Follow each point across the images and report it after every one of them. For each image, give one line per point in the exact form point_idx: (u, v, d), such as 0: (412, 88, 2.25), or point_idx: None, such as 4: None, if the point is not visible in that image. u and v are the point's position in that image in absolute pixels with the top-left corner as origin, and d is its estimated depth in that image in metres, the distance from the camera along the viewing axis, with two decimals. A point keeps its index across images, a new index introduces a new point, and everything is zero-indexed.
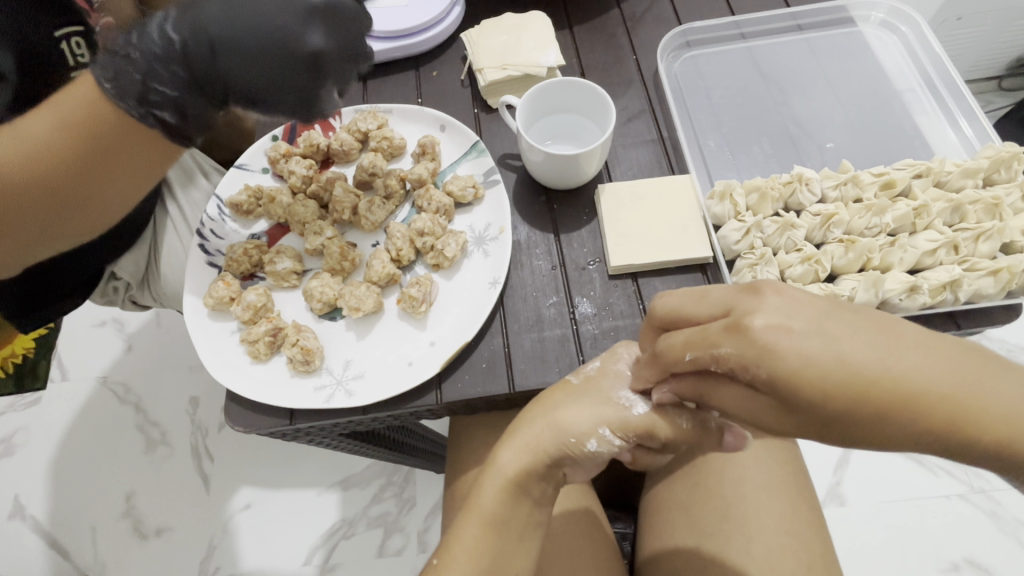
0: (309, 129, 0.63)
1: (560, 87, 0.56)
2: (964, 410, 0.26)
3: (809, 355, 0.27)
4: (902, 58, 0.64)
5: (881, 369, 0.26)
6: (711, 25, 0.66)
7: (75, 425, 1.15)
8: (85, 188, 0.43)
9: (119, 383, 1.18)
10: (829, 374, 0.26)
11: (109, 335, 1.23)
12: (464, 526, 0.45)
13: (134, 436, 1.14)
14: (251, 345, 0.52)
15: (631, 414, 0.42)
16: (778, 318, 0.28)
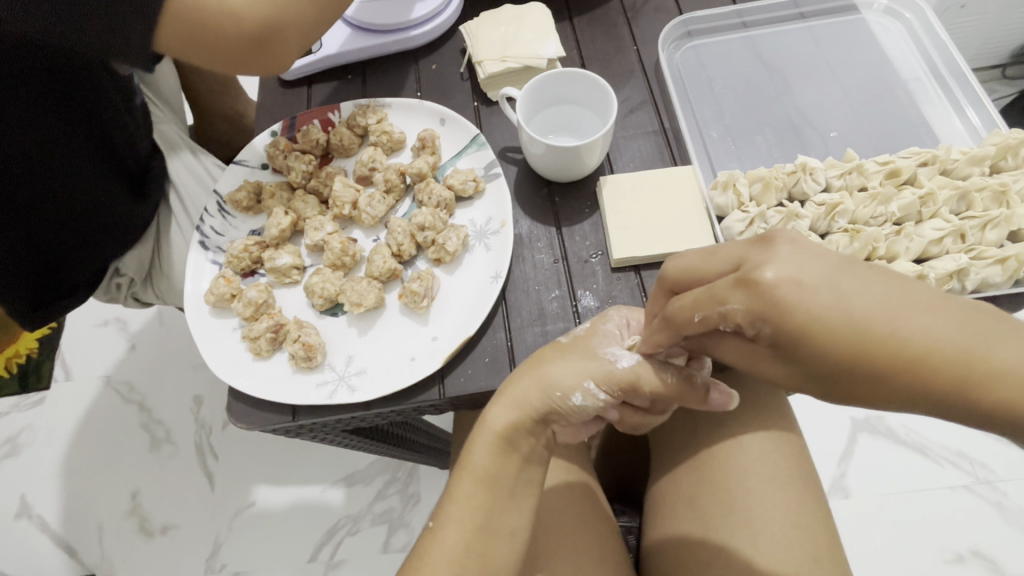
0: (308, 124, 0.62)
1: (562, 78, 0.55)
2: (970, 366, 0.26)
3: (815, 307, 0.27)
4: (905, 46, 0.63)
5: (880, 320, 0.27)
6: (712, 14, 0.66)
7: (80, 425, 1.15)
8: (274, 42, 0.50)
9: (123, 382, 1.19)
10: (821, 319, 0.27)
11: (112, 334, 1.23)
12: (458, 486, 0.45)
13: (139, 434, 1.14)
14: (252, 342, 0.52)
15: (615, 367, 0.42)
16: (790, 270, 0.28)
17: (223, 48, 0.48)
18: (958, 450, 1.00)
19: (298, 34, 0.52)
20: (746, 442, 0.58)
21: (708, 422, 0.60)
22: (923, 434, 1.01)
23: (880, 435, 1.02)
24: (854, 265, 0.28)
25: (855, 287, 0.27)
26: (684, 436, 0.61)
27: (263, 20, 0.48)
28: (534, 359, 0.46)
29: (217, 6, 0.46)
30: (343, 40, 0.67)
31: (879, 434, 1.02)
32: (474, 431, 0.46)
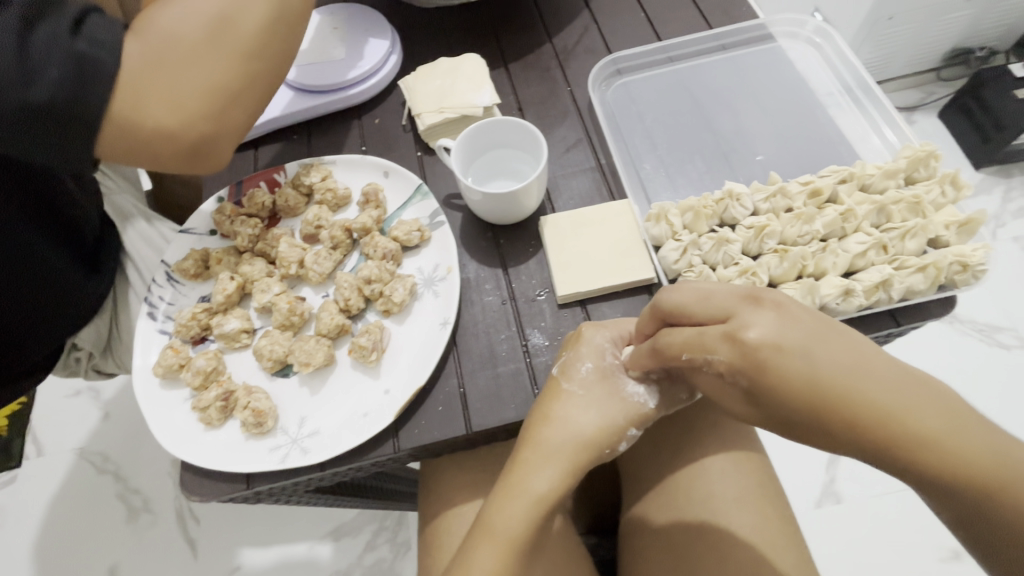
0: (255, 187, 0.63)
1: (508, 124, 0.56)
2: (908, 430, 0.32)
3: (791, 367, 0.34)
4: (819, 69, 0.67)
5: (831, 377, 0.33)
6: (639, 52, 0.69)
7: (53, 502, 1.11)
8: (216, 137, 0.51)
9: (95, 453, 1.15)
10: (733, 345, 0.36)
11: (85, 404, 1.20)
12: (480, 550, 0.44)
13: (114, 505, 1.11)
14: (203, 412, 0.51)
15: (647, 408, 0.47)
16: (770, 333, 0.35)
17: (157, 156, 0.49)
18: None
19: (233, 134, 0.52)
20: (708, 464, 0.58)
21: (672, 448, 0.61)
22: None
23: None
24: (824, 331, 0.35)
25: (822, 344, 0.34)
26: (650, 463, 0.63)
27: (198, 135, 0.49)
28: (546, 407, 0.47)
29: (149, 125, 0.46)
30: (286, 102, 0.69)
31: None
32: (508, 491, 0.46)
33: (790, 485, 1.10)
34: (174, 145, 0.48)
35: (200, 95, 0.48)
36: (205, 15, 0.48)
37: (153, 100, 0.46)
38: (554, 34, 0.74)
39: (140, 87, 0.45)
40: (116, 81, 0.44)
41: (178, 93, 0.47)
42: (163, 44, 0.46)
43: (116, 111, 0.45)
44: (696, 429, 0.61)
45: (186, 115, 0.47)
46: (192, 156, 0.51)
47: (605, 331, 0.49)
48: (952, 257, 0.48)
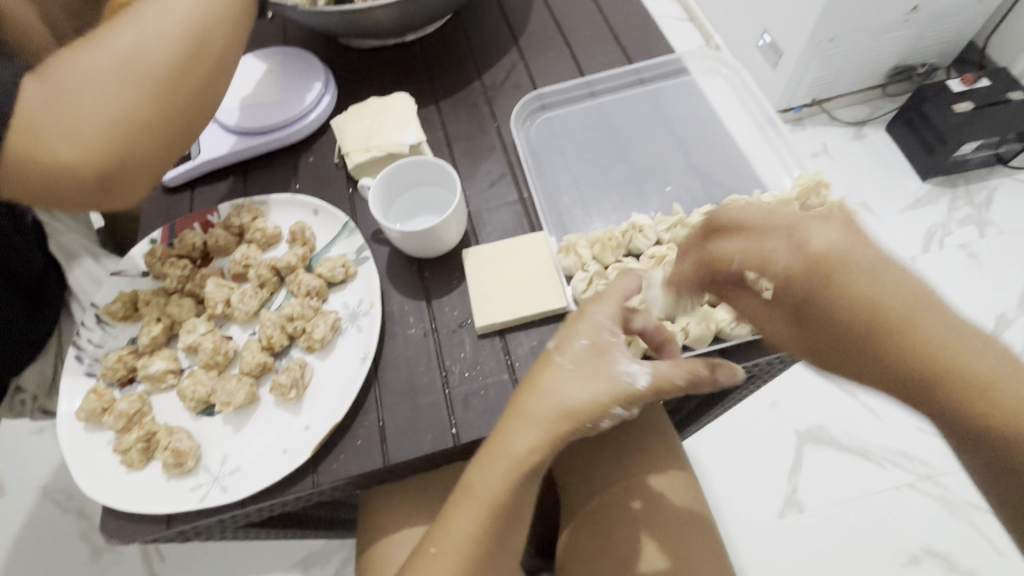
0: (187, 229, 0.65)
1: (430, 164, 0.59)
2: (953, 363, 0.33)
3: (847, 280, 0.36)
4: (729, 99, 0.71)
5: (892, 302, 0.35)
6: (561, 88, 0.73)
7: (18, 541, 1.14)
8: (127, 171, 0.51)
9: (60, 491, 1.18)
10: (788, 240, 0.38)
11: (49, 441, 1.24)
12: (458, 511, 0.46)
13: (79, 545, 1.13)
14: (124, 454, 0.52)
15: (636, 386, 0.44)
16: (835, 247, 0.36)
17: (66, 190, 0.49)
18: (900, 450, 1.13)
19: (146, 168, 0.52)
20: (636, 487, 0.63)
21: (603, 475, 0.65)
22: (863, 438, 1.15)
23: (825, 444, 1.16)
24: (890, 267, 0.36)
25: (886, 266, 0.36)
26: (580, 485, 0.66)
27: (105, 164, 0.49)
28: (535, 378, 0.47)
29: (51, 162, 0.46)
30: (220, 144, 0.71)
31: (823, 442, 1.16)
32: (484, 457, 0.46)
33: (751, 497, 1.12)
34: (83, 181, 0.48)
35: (107, 128, 0.48)
36: (113, 53, 0.49)
37: (57, 136, 0.46)
38: (484, 71, 0.78)
39: (43, 125, 0.46)
40: (13, 116, 0.45)
41: (81, 125, 0.47)
42: (69, 81, 0.47)
43: (15, 145, 0.45)
44: (625, 456, 0.66)
45: (89, 146, 0.47)
46: (104, 191, 0.51)
47: (604, 309, 0.48)
48: None
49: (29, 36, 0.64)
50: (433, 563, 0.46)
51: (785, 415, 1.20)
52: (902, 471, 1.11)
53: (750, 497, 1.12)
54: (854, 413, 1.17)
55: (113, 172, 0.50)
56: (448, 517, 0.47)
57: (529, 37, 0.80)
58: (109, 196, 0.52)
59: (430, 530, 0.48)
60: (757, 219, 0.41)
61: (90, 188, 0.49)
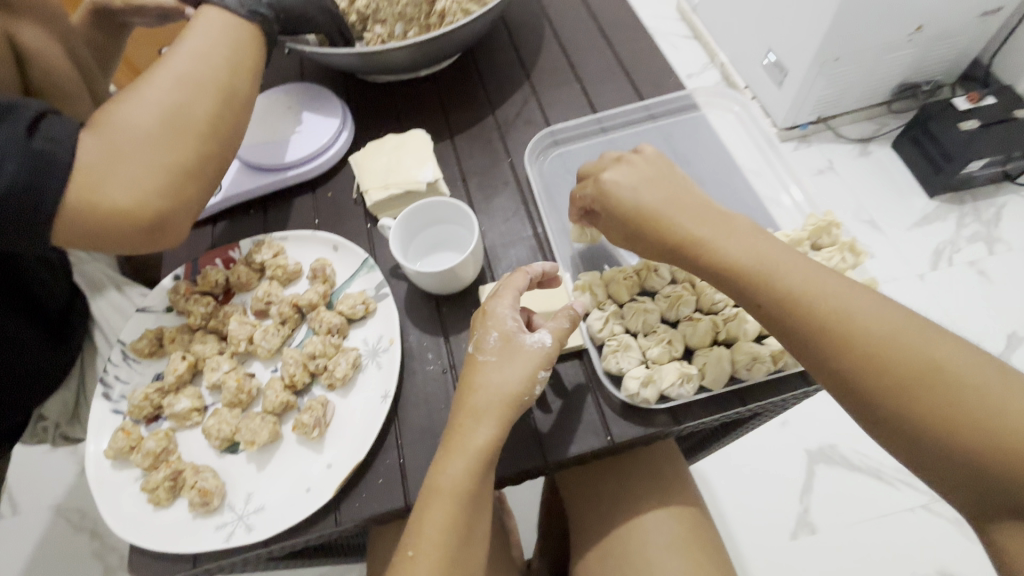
0: (210, 265, 0.67)
1: (448, 205, 0.61)
2: (845, 334, 0.44)
3: (750, 278, 0.48)
4: (740, 134, 0.73)
5: (753, 263, 0.49)
6: (573, 124, 0.74)
7: (32, 560, 1.16)
8: (171, 215, 0.54)
9: (73, 510, 1.20)
10: (647, 224, 0.54)
11: (62, 459, 1.26)
12: (432, 507, 0.48)
13: (92, 563, 1.15)
14: (151, 493, 0.53)
15: (547, 345, 0.52)
16: (633, 189, 0.55)
17: (118, 236, 0.52)
18: (911, 471, 1.12)
19: (187, 212, 0.56)
20: (644, 518, 0.62)
21: (610, 501, 0.63)
22: (875, 458, 1.15)
23: (835, 463, 1.15)
24: (769, 247, 0.49)
25: (734, 240, 0.50)
26: (590, 511, 0.65)
27: (157, 211, 0.53)
28: (469, 379, 0.52)
29: (109, 207, 0.50)
30: (241, 181, 0.73)
31: (834, 463, 1.15)
32: (447, 452, 0.50)
33: (762, 518, 1.12)
34: (135, 225, 0.52)
35: (159, 176, 0.52)
36: (159, 107, 0.53)
37: (115, 184, 0.50)
38: (497, 107, 0.79)
39: (101, 174, 0.50)
40: (73, 171, 0.48)
41: (134, 177, 0.51)
42: (118, 135, 0.51)
43: (78, 198, 0.49)
44: (634, 481, 0.64)
45: (143, 195, 0.52)
46: (149, 234, 0.54)
47: (502, 300, 0.54)
48: None
49: (59, 77, 0.66)
50: (413, 565, 0.48)
51: (794, 435, 1.20)
52: (916, 492, 1.10)
53: (761, 518, 1.12)
54: (867, 433, 1.17)
55: (161, 215, 0.53)
56: (420, 517, 0.49)
57: (541, 72, 0.82)
58: (152, 238, 0.55)
59: (405, 535, 0.49)
60: (630, 171, 0.57)
61: (139, 231, 0.53)
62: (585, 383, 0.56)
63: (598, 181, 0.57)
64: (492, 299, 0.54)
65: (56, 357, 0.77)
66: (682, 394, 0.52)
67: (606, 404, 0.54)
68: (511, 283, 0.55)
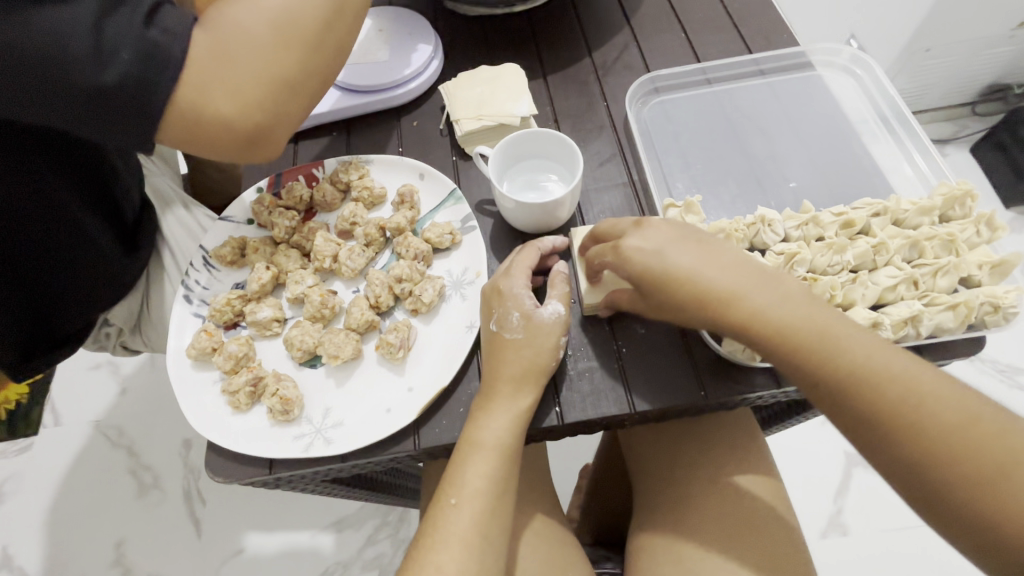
0: (293, 180, 0.65)
1: (551, 137, 0.58)
2: (906, 401, 0.40)
3: (797, 337, 0.42)
4: (858, 98, 0.67)
5: (815, 334, 0.42)
6: (677, 72, 0.70)
7: (70, 470, 1.20)
8: (271, 127, 0.52)
9: (112, 428, 1.24)
10: (689, 300, 0.45)
11: (104, 378, 1.29)
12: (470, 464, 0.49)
13: (127, 480, 1.19)
14: (231, 396, 0.53)
15: (562, 314, 0.52)
16: (646, 245, 0.47)
17: (217, 144, 0.51)
18: None
19: (286, 126, 0.54)
20: (720, 483, 0.61)
21: (687, 463, 0.63)
22: None
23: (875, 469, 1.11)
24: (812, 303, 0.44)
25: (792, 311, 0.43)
26: (663, 471, 0.64)
27: (255, 123, 0.50)
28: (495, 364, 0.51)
29: (212, 115, 0.48)
30: (327, 100, 0.71)
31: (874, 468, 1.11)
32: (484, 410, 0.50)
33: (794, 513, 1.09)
34: (234, 135, 0.50)
35: (263, 85, 0.49)
36: (268, 12, 0.49)
37: (218, 92, 0.48)
38: (594, 49, 0.75)
39: (207, 80, 0.47)
40: (182, 72, 0.46)
41: (238, 84, 0.48)
42: (227, 38, 0.48)
43: (180, 101, 0.47)
44: (710, 448, 0.64)
45: (247, 105, 0.49)
46: (247, 146, 0.52)
47: (511, 281, 0.53)
48: (983, 298, 0.48)
49: None
50: (454, 514, 0.47)
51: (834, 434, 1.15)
52: None
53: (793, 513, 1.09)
54: None
55: (260, 128, 0.51)
56: (460, 468, 0.49)
57: (642, 17, 0.77)
58: (248, 150, 0.53)
59: (444, 485, 0.49)
60: (651, 231, 0.48)
61: (237, 142, 0.51)
62: (679, 336, 0.54)
63: (617, 249, 0.48)
64: (498, 279, 0.53)
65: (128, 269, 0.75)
66: None
67: (700, 358, 0.52)
68: (517, 262, 0.54)
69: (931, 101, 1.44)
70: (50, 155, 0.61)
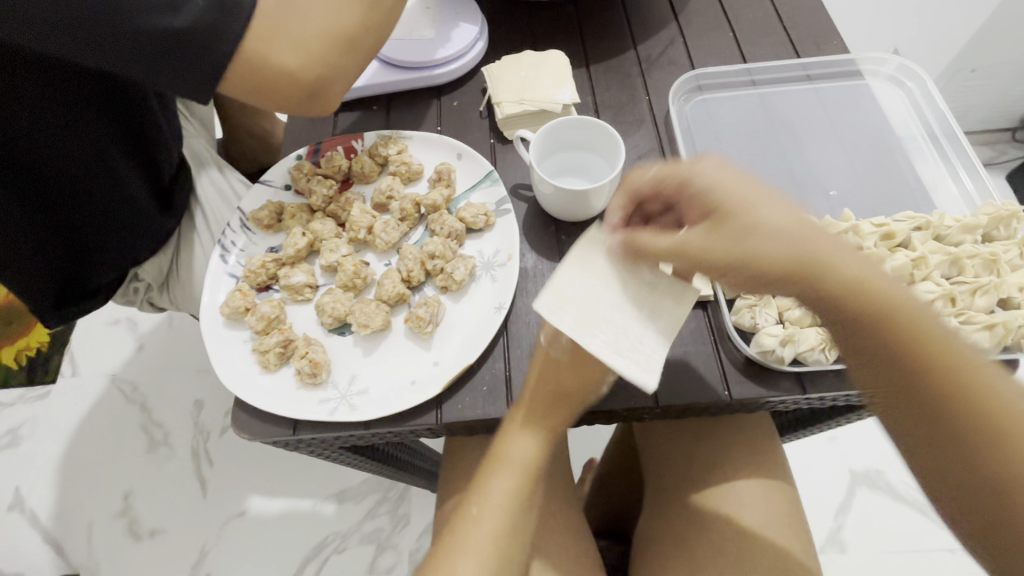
0: (332, 150, 0.65)
1: (595, 125, 0.58)
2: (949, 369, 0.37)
3: (858, 295, 0.39)
4: (907, 112, 0.67)
5: (858, 294, 0.39)
6: (724, 71, 0.70)
7: (84, 420, 1.23)
8: (329, 81, 0.54)
9: (127, 382, 1.27)
10: (737, 261, 0.41)
11: (122, 333, 1.32)
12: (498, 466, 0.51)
13: (138, 434, 1.22)
14: (261, 355, 0.54)
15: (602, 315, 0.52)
16: (707, 183, 0.42)
17: (277, 94, 0.53)
18: None
19: (343, 80, 0.56)
20: (735, 487, 0.61)
21: (703, 465, 0.63)
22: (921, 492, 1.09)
23: (878, 489, 1.10)
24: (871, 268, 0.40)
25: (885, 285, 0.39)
26: (677, 471, 0.65)
27: (317, 75, 0.53)
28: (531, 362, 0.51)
29: (276, 65, 0.51)
30: (371, 74, 0.71)
31: (876, 489, 1.10)
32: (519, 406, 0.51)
33: None
34: (296, 86, 0.53)
35: (325, 38, 0.52)
36: None
37: (284, 42, 0.50)
38: (640, 42, 0.75)
39: (273, 30, 0.50)
40: (252, 20, 0.49)
41: (301, 36, 0.51)
42: None
43: (250, 48, 0.49)
44: (727, 451, 0.64)
45: (309, 57, 0.51)
46: (307, 98, 0.55)
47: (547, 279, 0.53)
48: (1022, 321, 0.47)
49: None
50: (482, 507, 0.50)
51: (840, 452, 1.15)
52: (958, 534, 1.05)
53: None
54: None
55: (320, 80, 0.53)
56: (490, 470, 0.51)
57: (690, 13, 0.76)
58: (308, 102, 0.55)
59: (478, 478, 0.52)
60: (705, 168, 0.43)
61: (298, 93, 0.53)
62: (707, 334, 0.54)
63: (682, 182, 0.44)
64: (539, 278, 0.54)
65: (163, 225, 0.76)
66: (819, 361, 0.50)
67: (728, 359, 0.52)
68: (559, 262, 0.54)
69: (969, 123, 1.40)
70: (99, 104, 0.63)
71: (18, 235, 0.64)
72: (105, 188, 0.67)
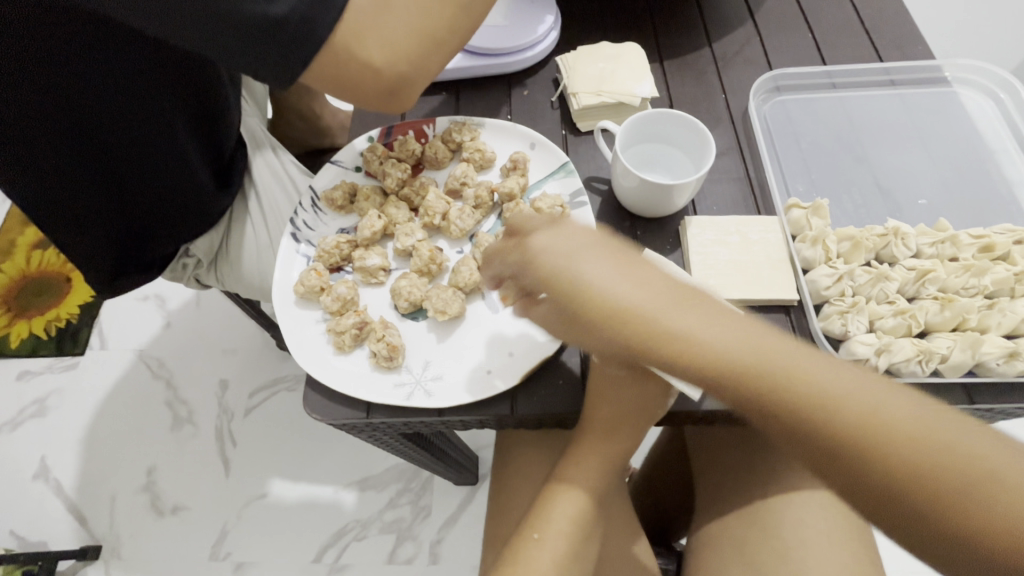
0: (404, 133, 0.64)
1: (685, 122, 0.56)
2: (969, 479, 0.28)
3: (819, 396, 0.31)
4: (997, 122, 0.65)
5: (793, 392, 0.31)
6: (806, 73, 0.68)
7: (110, 393, 1.23)
8: (411, 79, 0.53)
9: (153, 358, 1.27)
10: (615, 317, 0.35)
11: (151, 309, 1.32)
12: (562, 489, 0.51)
13: (163, 411, 1.22)
14: (336, 336, 0.53)
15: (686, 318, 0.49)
16: (549, 242, 0.39)
17: (357, 90, 0.52)
18: None
19: (425, 78, 0.54)
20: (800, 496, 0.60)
21: (765, 473, 0.62)
22: None
23: None
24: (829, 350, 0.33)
25: (821, 362, 0.32)
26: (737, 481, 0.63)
27: (398, 75, 0.51)
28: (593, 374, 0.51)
29: (363, 60, 0.49)
30: None
31: None
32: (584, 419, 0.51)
33: None
34: (379, 81, 0.51)
35: (413, 35, 0.50)
36: None
37: (373, 37, 0.48)
38: (715, 39, 0.73)
39: (364, 25, 0.48)
40: (344, 13, 0.47)
41: (391, 32, 0.49)
42: None
43: (337, 40, 0.47)
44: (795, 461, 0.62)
45: (396, 54, 0.50)
46: (388, 93, 0.53)
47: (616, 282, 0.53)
48: None
49: None
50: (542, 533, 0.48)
51: None
52: None
53: None
54: None
55: (403, 77, 0.52)
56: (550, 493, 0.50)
57: (767, 11, 0.75)
58: (388, 99, 0.54)
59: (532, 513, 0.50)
60: (568, 230, 0.39)
61: (381, 89, 0.52)
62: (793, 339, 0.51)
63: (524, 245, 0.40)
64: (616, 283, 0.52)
65: (220, 205, 0.74)
66: (914, 374, 0.47)
67: None
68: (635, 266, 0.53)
69: None
70: (170, 79, 0.61)
71: (82, 209, 0.63)
72: (168, 165, 0.66)
